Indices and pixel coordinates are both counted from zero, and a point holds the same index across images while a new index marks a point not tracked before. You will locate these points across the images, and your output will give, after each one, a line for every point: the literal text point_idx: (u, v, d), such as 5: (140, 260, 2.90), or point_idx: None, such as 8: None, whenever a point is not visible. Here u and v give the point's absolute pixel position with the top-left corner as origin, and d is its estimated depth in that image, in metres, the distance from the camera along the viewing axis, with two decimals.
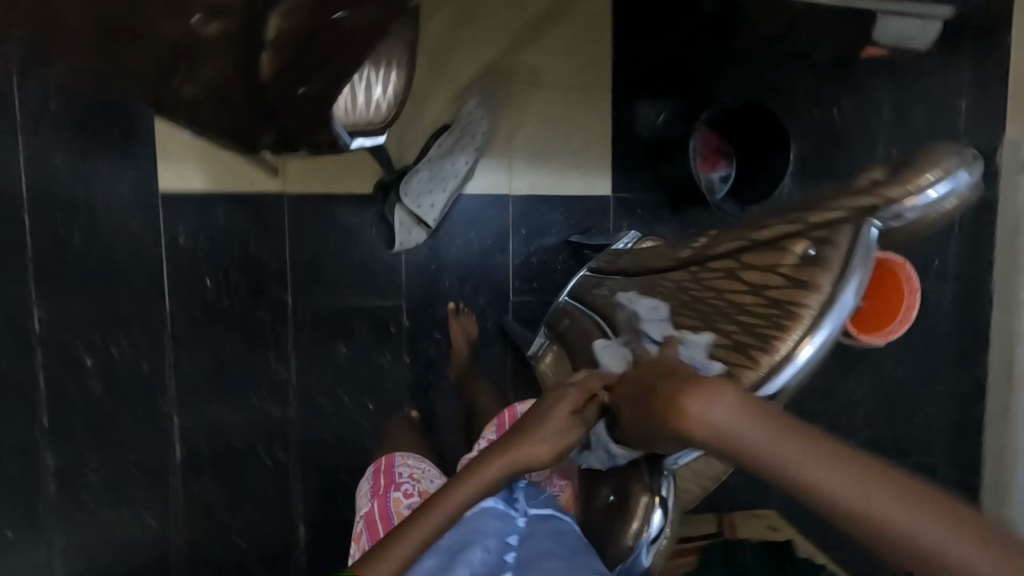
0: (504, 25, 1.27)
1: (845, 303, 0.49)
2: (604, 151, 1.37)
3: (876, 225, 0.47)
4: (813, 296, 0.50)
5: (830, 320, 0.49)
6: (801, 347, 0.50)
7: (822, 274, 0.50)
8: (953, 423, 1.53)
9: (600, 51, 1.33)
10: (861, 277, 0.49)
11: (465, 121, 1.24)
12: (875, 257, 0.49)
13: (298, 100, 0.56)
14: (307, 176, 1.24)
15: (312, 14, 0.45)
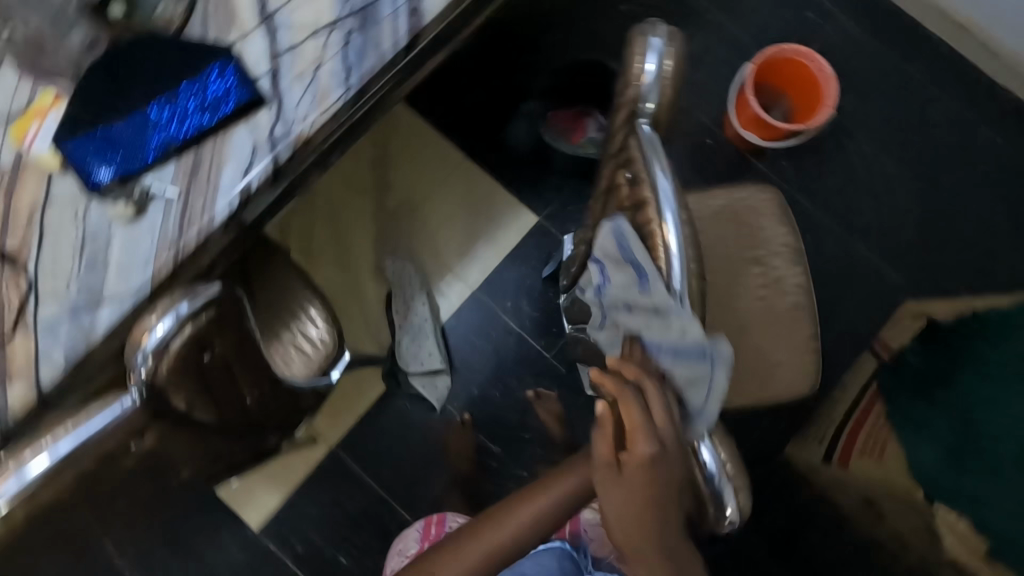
0: (358, 197, 1.40)
1: (665, 189, 0.54)
2: (505, 195, 1.42)
3: (645, 122, 0.56)
4: (647, 202, 0.54)
5: (665, 207, 0.53)
6: (664, 240, 0.53)
7: (643, 185, 0.54)
8: (963, 97, 1.45)
9: (433, 139, 1.43)
10: (662, 162, 0.54)
11: (397, 281, 1.37)
12: (660, 139, 0.56)
13: (246, 403, 0.68)
14: (335, 421, 1.34)
15: (188, 373, 0.56)
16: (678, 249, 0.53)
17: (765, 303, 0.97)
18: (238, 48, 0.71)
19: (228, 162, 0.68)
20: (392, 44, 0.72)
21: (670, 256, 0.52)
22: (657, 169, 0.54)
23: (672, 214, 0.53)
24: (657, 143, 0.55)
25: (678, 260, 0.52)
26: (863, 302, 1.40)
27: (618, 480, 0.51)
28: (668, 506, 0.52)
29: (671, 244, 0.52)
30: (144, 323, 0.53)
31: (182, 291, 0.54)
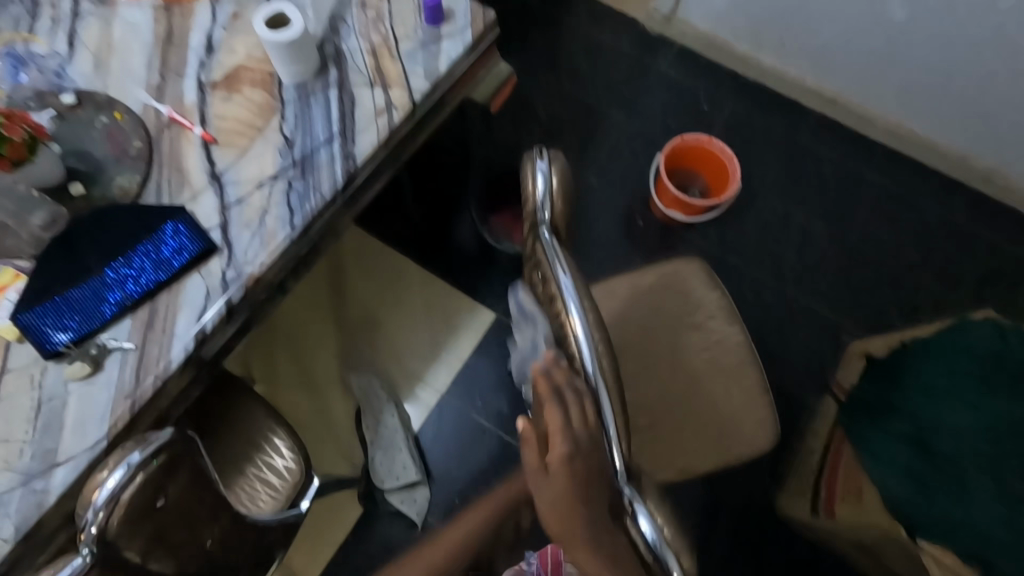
0: (319, 318, 1.44)
1: (567, 287, 0.56)
2: (460, 296, 1.49)
3: (546, 230, 0.58)
4: (556, 299, 0.57)
5: (570, 302, 0.55)
6: (573, 327, 0.55)
7: (550, 283, 0.58)
8: (851, 156, 1.65)
9: (386, 256, 1.51)
10: (563, 260, 0.57)
11: (364, 396, 1.37)
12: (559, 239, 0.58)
13: (207, 548, 0.66)
14: (311, 556, 1.28)
15: (141, 523, 0.56)
16: (586, 344, 0.54)
17: (710, 365, 1.02)
18: (189, 206, 0.78)
19: (182, 309, 0.73)
20: (331, 184, 0.81)
21: (580, 344, 0.54)
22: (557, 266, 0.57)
23: (576, 306, 0.55)
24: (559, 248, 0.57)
25: (586, 349, 0.54)
26: (812, 346, 1.48)
27: (548, 479, 0.51)
28: (600, 505, 0.51)
29: (579, 334, 0.55)
30: (97, 479, 0.55)
31: (136, 441, 0.57)
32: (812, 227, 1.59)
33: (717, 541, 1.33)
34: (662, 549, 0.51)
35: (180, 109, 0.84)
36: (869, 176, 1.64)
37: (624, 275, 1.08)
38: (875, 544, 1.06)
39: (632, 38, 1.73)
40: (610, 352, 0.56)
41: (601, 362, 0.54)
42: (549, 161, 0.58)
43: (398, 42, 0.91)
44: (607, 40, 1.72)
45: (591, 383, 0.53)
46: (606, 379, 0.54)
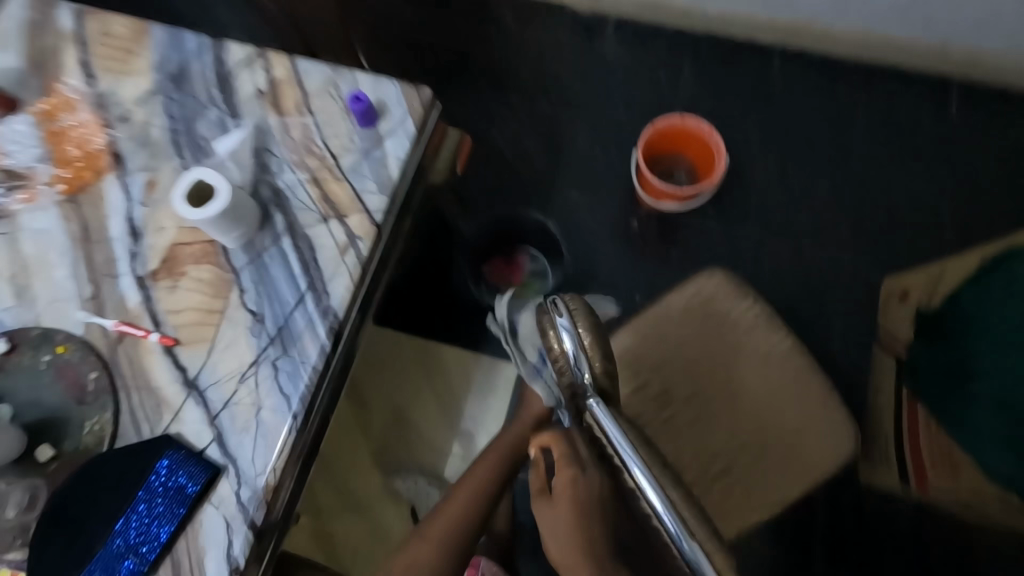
0: (343, 428, 1.36)
1: (617, 438, 0.50)
2: (476, 358, 1.41)
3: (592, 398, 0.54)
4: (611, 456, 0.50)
5: (631, 462, 0.48)
6: (626, 468, 0.48)
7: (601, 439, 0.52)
8: (827, 87, 1.54)
9: (389, 341, 1.42)
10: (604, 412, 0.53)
11: (416, 496, 1.30)
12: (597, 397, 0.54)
13: None
14: None
15: None
16: (658, 500, 0.44)
17: (766, 383, 0.96)
18: (175, 430, 0.69)
19: (208, 554, 0.64)
20: (317, 350, 0.72)
21: (645, 491, 0.45)
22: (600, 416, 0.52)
23: (635, 463, 0.47)
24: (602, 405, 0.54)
25: (654, 497, 0.44)
26: (843, 298, 1.41)
27: (550, 501, 0.53)
28: (597, 521, 0.49)
29: (643, 481, 0.46)
30: None
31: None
32: (809, 172, 1.50)
33: (811, 529, 1.27)
34: None
35: (126, 316, 0.74)
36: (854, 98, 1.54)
37: (646, 314, 1.00)
38: (983, 507, 1.01)
39: (568, 27, 1.60)
40: (688, 498, 0.45)
41: (683, 517, 0.42)
42: (569, 317, 0.59)
43: (339, 160, 0.80)
44: (544, 39, 1.59)
45: (676, 545, 0.41)
46: (689, 525, 0.42)
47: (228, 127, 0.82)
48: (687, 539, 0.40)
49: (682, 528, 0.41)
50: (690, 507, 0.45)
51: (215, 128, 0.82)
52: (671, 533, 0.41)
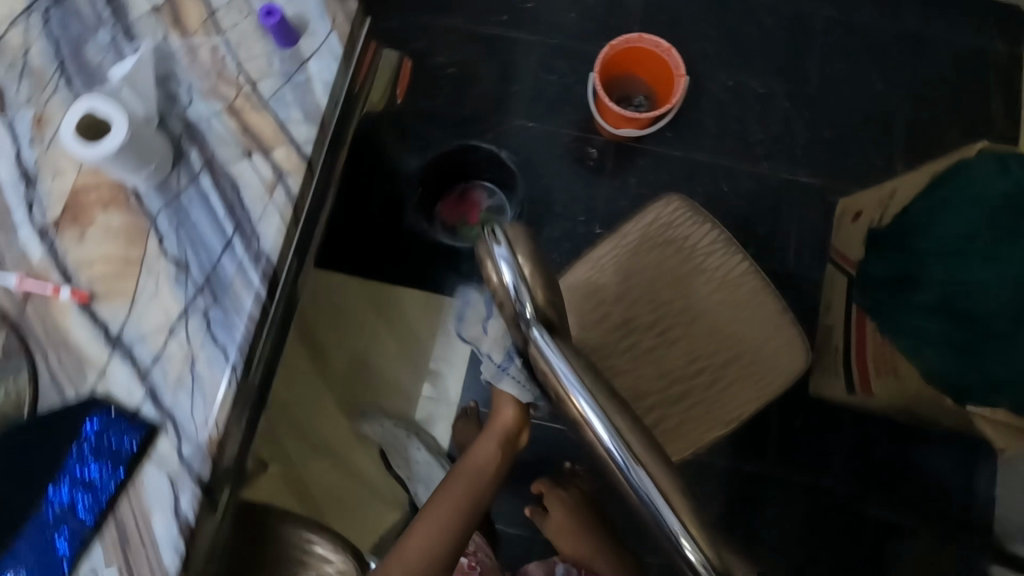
0: (303, 378, 1.33)
1: (566, 373, 0.47)
2: (437, 299, 1.38)
3: (533, 325, 0.47)
4: (556, 388, 0.47)
5: (581, 398, 0.46)
6: (573, 402, 0.46)
7: (545, 370, 0.48)
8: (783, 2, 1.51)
9: (345, 288, 1.38)
10: (549, 344, 0.48)
11: (383, 438, 1.29)
12: (543, 329, 0.48)
13: None
14: None
15: None
16: (608, 433, 0.44)
17: (721, 308, 0.97)
18: (102, 390, 0.64)
19: (154, 511, 0.62)
20: (252, 298, 0.67)
21: (598, 432, 0.45)
22: (543, 349, 0.47)
23: (583, 394, 0.46)
24: (543, 331, 0.48)
25: (606, 435, 0.44)
26: (796, 220, 1.44)
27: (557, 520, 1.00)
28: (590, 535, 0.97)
29: (594, 420, 0.45)
30: None
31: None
32: (764, 93, 1.48)
33: (766, 440, 1.35)
34: None
35: (31, 272, 0.66)
36: (808, 15, 1.51)
37: (602, 244, 0.98)
38: (921, 409, 1.07)
39: None
40: (639, 425, 0.46)
41: (633, 448, 0.44)
42: (507, 244, 0.48)
43: (257, 85, 0.71)
44: None
45: (629, 478, 0.43)
46: (639, 456, 0.44)
47: (123, 52, 0.72)
48: (642, 476, 0.43)
49: (636, 464, 0.43)
50: (642, 433, 0.46)
51: (107, 53, 0.71)
52: (625, 471, 0.43)
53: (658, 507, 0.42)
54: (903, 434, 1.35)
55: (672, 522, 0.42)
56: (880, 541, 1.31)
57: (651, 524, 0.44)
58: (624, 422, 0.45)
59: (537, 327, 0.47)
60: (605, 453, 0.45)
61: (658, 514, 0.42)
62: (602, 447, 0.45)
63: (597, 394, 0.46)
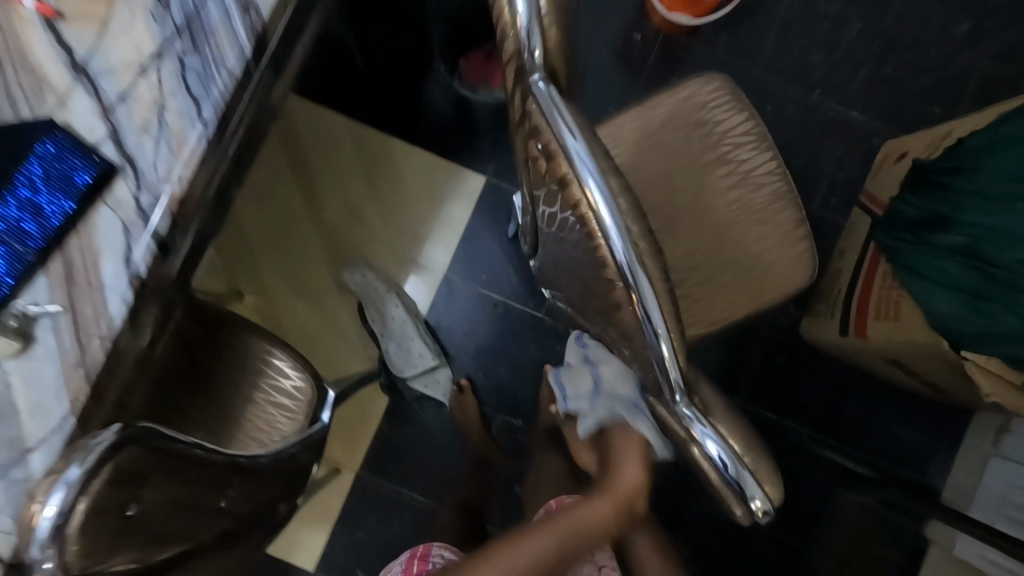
0: (292, 216, 1.29)
1: (578, 152, 0.38)
2: (441, 165, 1.32)
3: (539, 78, 0.40)
4: (561, 169, 0.39)
5: (588, 182, 0.38)
6: (583, 187, 0.38)
7: (550, 146, 0.40)
8: None
9: (348, 133, 1.31)
10: (563, 115, 0.39)
11: (363, 290, 1.26)
12: (559, 93, 0.40)
13: (222, 509, 0.62)
14: (350, 447, 1.30)
15: (110, 533, 0.48)
16: (613, 223, 0.37)
17: (737, 206, 0.90)
18: (62, 119, 0.59)
19: (103, 255, 0.58)
20: (237, 55, 0.61)
21: (603, 226, 0.38)
22: (554, 114, 0.39)
23: (594, 177, 0.38)
24: (552, 90, 0.40)
25: (612, 228, 0.37)
26: (837, 155, 1.34)
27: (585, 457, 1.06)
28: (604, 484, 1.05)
29: (600, 210, 0.37)
30: (33, 503, 0.45)
31: (70, 452, 0.47)
32: (837, 12, 1.36)
33: (742, 374, 1.34)
34: (738, 472, 0.40)
35: None
36: None
37: (627, 112, 0.91)
38: (911, 357, 1.04)
39: None
40: (646, 226, 0.39)
41: (638, 247, 0.38)
42: None
43: None
44: None
45: (627, 281, 0.38)
46: (644, 260, 0.38)
47: None
48: (645, 282, 0.38)
49: (638, 265, 0.38)
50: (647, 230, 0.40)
51: None
52: (623, 271, 0.38)
53: (647, 307, 0.38)
54: (877, 395, 1.35)
55: (658, 324, 0.39)
56: (826, 487, 1.33)
57: (629, 322, 0.41)
58: (630, 213, 0.38)
59: (547, 82, 0.40)
60: (604, 249, 0.38)
61: (643, 314, 0.39)
62: (602, 237, 0.38)
63: (611, 180, 0.38)
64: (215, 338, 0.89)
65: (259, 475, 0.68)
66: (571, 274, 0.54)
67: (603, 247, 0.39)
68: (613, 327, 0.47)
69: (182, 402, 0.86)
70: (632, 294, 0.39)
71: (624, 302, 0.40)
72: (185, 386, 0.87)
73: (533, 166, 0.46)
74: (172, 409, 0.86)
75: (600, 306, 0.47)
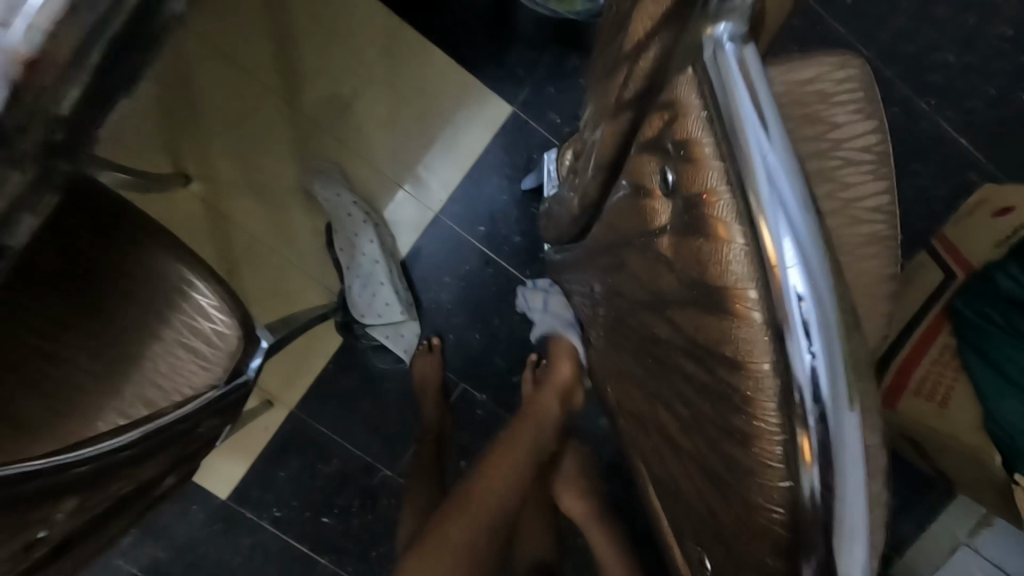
0: (265, 96, 1.02)
1: (770, 167, 0.28)
2: (461, 78, 1.05)
3: (727, 34, 0.31)
4: (733, 193, 0.30)
5: (780, 228, 0.28)
6: (766, 234, 0.28)
7: (719, 162, 0.31)
8: None
9: (350, 2, 1.02)
10: (763, 112, 0.30)
11: (334, 211, 1.05)
12: (760, 81, 0.30)
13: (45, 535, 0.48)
14: (289, 383, 1.13)
15: None
16: (810, 310, 0.27)
17: (831, 241, 0.68)
18: None
19: None
20: None
21: (800, 297, 0.27)
22: (745, 113, 0.30)
23: (798, 236, 0.27)
24: (750, 62, 0.31)
25: (808, 316, 0.27)
26: (927, 185, 1.12)
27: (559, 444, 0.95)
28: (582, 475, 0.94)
29: (794, 277, 0.27)
30: None
31: None
32: (989, 6, 1.09)
33: None
34: None
35: None
36: None
37: None
38: (942, 448, 0.91)
39: None
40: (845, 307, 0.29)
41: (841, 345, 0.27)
42: None
43: None
44: None
45: (812, 400, 0.27)
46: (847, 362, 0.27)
47: None
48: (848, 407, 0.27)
49: (840, 390, 0.26)
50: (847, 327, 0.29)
51: None
52: (803, 389, 0.27)
53: (840, 436, 0.27)
54: None
55: (847, 567, 0.27)
56: None
57: (769, 444, 0.29)
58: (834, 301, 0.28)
59: (742, 47, 0.31)
60: (779, 331, 0.28)
61: (817, 487, 0.27)
62: (783, 322, 0.28)
63: (818, 243, 0.28)
64: (119, 248, 0.68)
65: (121, 470, 0.54)
66: (654, 331, 0.41)
67: (779, 326, 0.28)
68: (708, 441, 0.35)
69: (60, 316, 0.66)
70: (806, 435, 0.27)
71: (782, 442, 0.29)
72: (67, 299, 0.66)
73: (660, 189, 0.38)
74: (49, 324, 0.66)
75: (697, 404, 0.36)
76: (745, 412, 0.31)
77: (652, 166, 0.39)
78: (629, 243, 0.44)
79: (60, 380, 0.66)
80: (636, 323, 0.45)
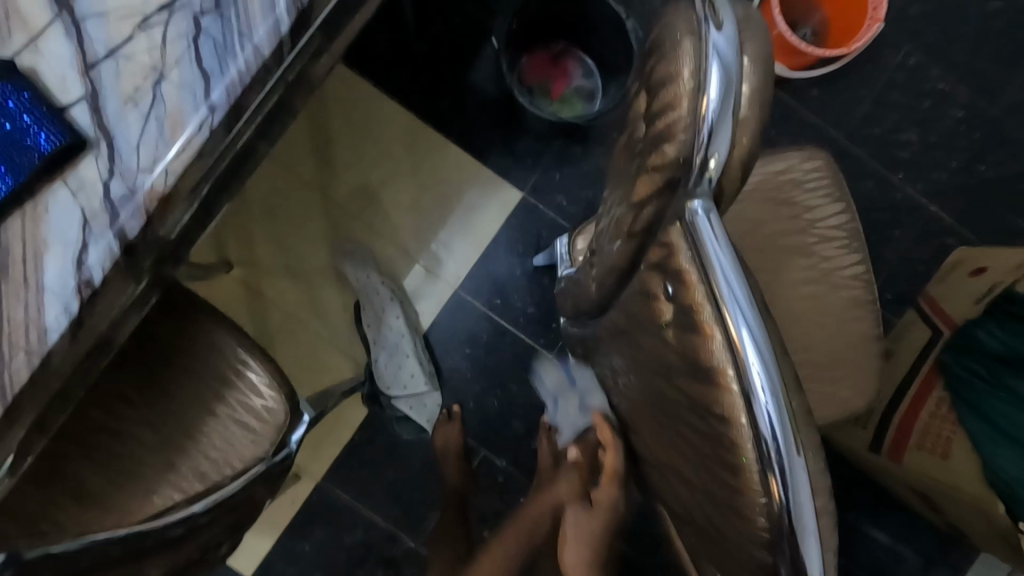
0: (301, 191, 1.15)
1: (730, 286, 0.37)
2: (474, 169, 1.19)
3: (701, 206, 0.39)
4: (705, 297, 0.38)
5: (741, 325, 0.36)
6: (732, 335, 0.36)
7: (696, 273, 0.39)
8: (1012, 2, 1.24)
9: (381, 111, 1.17)
10: (723, 244, 0.38)
11: (363, 290, 1.15)
12: (721, 219, 0.39)
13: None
14: (315, 455, 1.18)
15: None
16: (768, 388, 0.35)
17: (813, 306, 0.78)
18: (28, 61, 0.45)
19: (49, 246, 0.45)
20: (266, 26, 0.47)
21: (757, 382, 0.36)
22: (709, 244, 0.38)
23: (752, 335, 0.36)
24: (717, 222, 0.39)
25: (764, 391, 0.35)
26: (907, 249, 1.22)
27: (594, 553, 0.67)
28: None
29: (754, 365, 0.36)
30: None
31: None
32: (941, 94, 1.23)
33: None
34: None
35: None
36: None
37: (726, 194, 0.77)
38: (948, 498, 0.94)
39: None
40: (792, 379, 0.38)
41: (790, 416, 0.36)
42: (732, 46, 0.39)
43: None
44: None
45: (774, 460, 0.35)
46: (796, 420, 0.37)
47: None
48: (799, 460, 0.35)
49: (791, 443, 0.35)
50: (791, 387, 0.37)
51: None
52: (766, 442, 0.35)
53: (798, 486, 0.35)
54: (889, 510, 1.22)
55: (808, 560, 0.36)
56: None
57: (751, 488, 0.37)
58: (782, 374, 0.37)
59: (707, 207, 0.39)
60: (748, 407, 0.36)
61: (786, 509, 0.36)
62: (750, 397, 0.36)
63: (767, 335, 0.36)
64: (183, 330, 0.77)
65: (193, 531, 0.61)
66: (664, 399, 0.47)
67: (748, 404, 0.36)
68: (704, 491, 0.43)
69: (131, 394, 0.74)
70: (774, 479, 0.36)
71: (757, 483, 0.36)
72: (139, 378, 0.75)
73: (664, 296, 0.43)
74: (120, 403, 0.74)
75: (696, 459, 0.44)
76: (731, 469, 0.38)
77: (653, 280, 0.44)
78: (637, 329, 0.49)
79: (121, 453, 0.73)
80: (646, 389, 0.51)
